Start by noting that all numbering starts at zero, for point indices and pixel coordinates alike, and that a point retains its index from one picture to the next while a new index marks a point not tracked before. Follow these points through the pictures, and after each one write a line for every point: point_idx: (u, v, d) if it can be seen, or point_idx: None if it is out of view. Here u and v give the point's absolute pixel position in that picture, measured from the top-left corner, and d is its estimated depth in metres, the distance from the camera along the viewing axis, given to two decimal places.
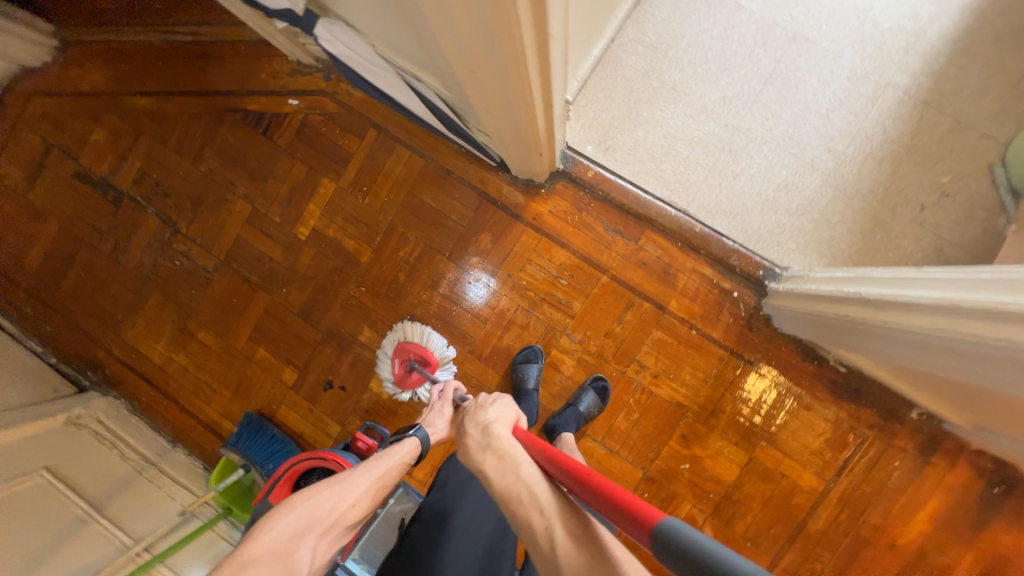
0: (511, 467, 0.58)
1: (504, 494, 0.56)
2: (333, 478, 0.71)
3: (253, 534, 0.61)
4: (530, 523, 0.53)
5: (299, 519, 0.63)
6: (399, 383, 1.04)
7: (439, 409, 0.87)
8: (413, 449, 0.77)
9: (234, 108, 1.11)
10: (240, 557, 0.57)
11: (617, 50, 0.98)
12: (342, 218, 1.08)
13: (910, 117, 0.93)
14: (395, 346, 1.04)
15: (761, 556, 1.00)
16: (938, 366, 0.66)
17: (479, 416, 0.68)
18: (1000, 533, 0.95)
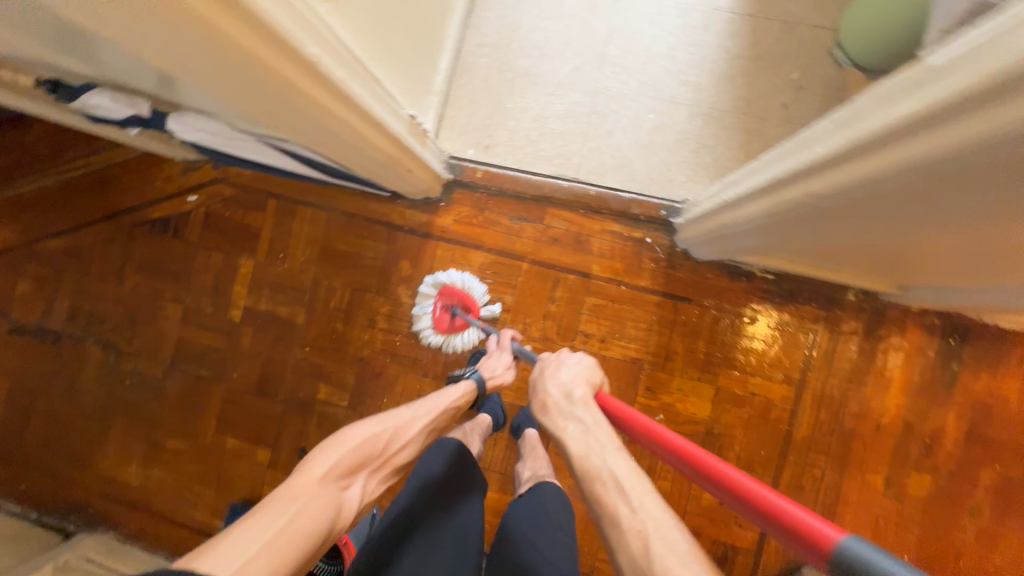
0: (597, 447, 0.57)
1: (584, 469, 0.56)
2: (385, 416, 0.75)
3: (305, 466, 0.62)
4: (616, 513, 0.50)
5: (356, 453, 0.66)
6: (439, 327, 1.02)
7: (497, 355, 0.94)
8: (470, 392, 0.85)
9: (141, 221, 1.16)
10: (297, 484, 0.58)
11: (467, 57, 1.05)
12: (270, 288, 1.12)
13: (743, 32, 1.00)
14: (438, 288, 1.03)
15: (763, 480, 1.00)
16: (844, 231, 0.65)
17: (556, 377, 0.70)
18: (972, 381, 0.96)
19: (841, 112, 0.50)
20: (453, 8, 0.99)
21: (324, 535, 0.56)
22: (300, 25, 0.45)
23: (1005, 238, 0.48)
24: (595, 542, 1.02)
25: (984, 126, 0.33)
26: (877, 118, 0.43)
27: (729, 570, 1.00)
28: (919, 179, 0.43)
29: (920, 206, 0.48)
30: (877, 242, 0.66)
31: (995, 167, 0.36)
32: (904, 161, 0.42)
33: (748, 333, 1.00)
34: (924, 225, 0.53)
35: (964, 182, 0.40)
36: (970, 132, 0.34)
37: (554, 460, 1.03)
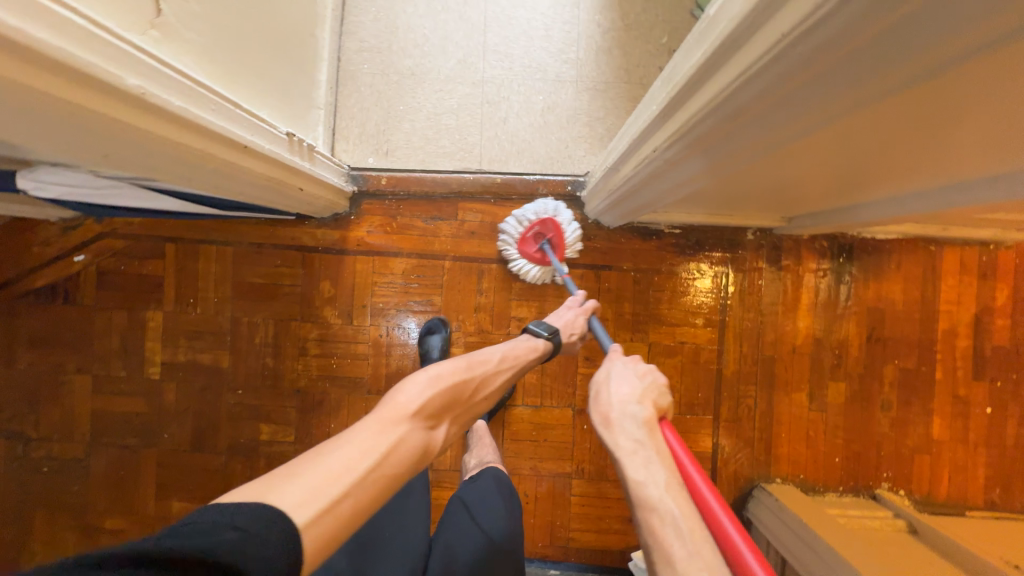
0: (658, 480, 0.49)
1: (642, 502, 0.48)
2: (471, 360, 0.69)
3: (396, 399, 0.56)
4: (671, 555, 0.44)
5: (443, 398, 0.60)
6: (521, 248, 0.97)
7: (575, 313, 0.86)
8: (547, 351, 0.79)
9: (23, 293, 1.05)
10: (388, 420, 0.53)
11: (348, 65, 1.03)
12: (186, 337, 1.05)
13: (610, 4, 1.04)
14: (541, 215, 0.96)
15: (704, 419, 1.07)
16: (724, 178, 0.61)
17: (621, 392, 0.58)
18: (864, 292, 1.06)
19: (675, 58, 0.45)
20: (322, 16, 0.96)
21: (408, 476, 0.52)
22: (110, 60, 0.43)
23: (880, 140, 0.44)
24: (565, 513, 1.06)
25: (786, 27, 0.28)
26: (704, 50, 0.38)
27: None
28: (756, 116, 0.38)
29: (779, 143, 0.43)
30: (765, 176, 0.63)
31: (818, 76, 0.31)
32: (729, 96, 0.36)
33: (693, 290, 1.07)
34: (796, 153, 0.49)
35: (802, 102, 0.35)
36: (778, 35, 0.29)
37: (511, 446, 1.05)
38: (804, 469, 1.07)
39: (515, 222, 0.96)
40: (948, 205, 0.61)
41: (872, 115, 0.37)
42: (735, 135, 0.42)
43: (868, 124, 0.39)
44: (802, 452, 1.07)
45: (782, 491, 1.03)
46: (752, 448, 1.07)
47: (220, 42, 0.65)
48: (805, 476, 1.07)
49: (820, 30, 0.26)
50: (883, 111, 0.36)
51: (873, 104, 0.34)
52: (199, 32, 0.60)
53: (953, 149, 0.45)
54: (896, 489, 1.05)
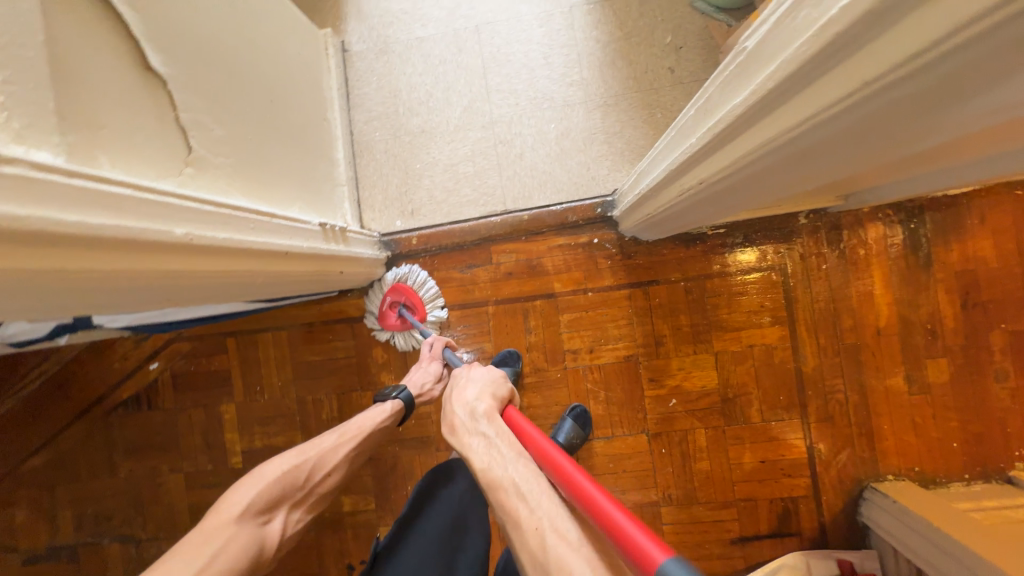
0: (500, 458, 0.52)
1: (487, 481, 0.50)
2: (306, 445, 0.74)
3: (219, 508, 0.62)
4: (516, 515, 0.45)
5: (271, 492, 0.65)
6: (382, 321, 1.02)
7: (425, 367, 0.90)
8: (396, 411, 0.82)
9: (113, 407, 1.14)
10: (205, 531, 0.59)
11: (361, 136, 1.06)
12: (259, 424, 1.10)
13: (605, 17, 1.01)
14: (391, 285, 1.02)
15: (792, 424, 0.99)
16: (773, 189, 0.58)
17: (463, 398, 0.62)
18: (947, 255, 0.95)
19: (711, 90, 0.43)
20: (329, 97, 0.99)
21: (242, 574, 0.58)
22: (155, 220, 0.45)
23: (936, 141, 0.41)
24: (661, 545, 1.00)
25: (870, 75, 0.25)
26: (749, 93, 0.36)
27: (796, 523, 0.99)
28: (823, 141, 0.35)
29: (840, 154, 0.40)
30: (809, 181, 0.59)
31: (911, 104, 0.27)
32: (794, 133, 0.34)
33: (745, 285, 1.00)
34: (849, 162, 0.46)
35: (879, 125, 0.32)
36: (854, 84, 0.27)
37: None
38: (919, 461, 0.96)
39: (374, 297, 1.04)
40: None
41: (956, 124, 0.33)
42: (793, 157, 0.40)
43: (936, 132, 0.36)
44: (911, 442, 0.96)
45: (898, 490, 0.93)
46: (852, 446, 0.98)
47: (245, 157, 0.67)
48: (921, 468, 0.96)
49: (924, 73, 0.23)
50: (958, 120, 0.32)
51: (963, 116, 0.30)
52: (227, 155, 0.63)
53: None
54: None
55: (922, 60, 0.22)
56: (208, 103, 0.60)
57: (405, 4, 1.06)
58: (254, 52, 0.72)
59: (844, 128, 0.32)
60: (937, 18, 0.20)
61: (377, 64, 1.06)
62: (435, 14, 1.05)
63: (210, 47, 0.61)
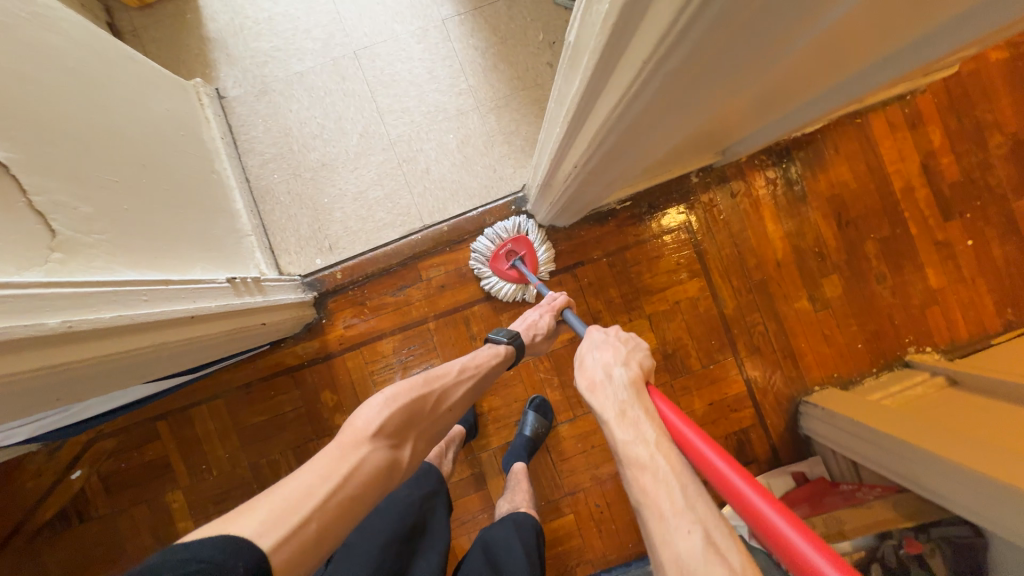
0: (647, 436, 0.46)
1: (630, 457, 0.46)
2: (430, 375, 0.70)
3: (350, 424, 0.59)
4: (664, 509, 0.40)
5: (402, 416, 0.62)
6: (495, 263, 0.99)
7: (542, 309, 0.88)
8: (510, 356, 0.80)
9: (36, 531, 1.01)
10: (344, 448, 0.55)
11: (259, 181, 1.02)
12: (214, 502, 1.02)
13: (478, 25, 1.05)
14: (516, 234, 0.99)
15: (727, 362, 1.08)
16: (651, 153, 0.63)
17: (605, 358, 0.59)
18: (817, 186, 1.09)
19: (558, 81, 0.47)
20: (215, 149, 0.95)
21: (377, 493, 0.55)
22: (21, 315, 0.41)
23: (752, 89, 0.48)
24: None
25: (650, 51, 0.30)
26: (582, 79, 0.40)
27: (752, 450, 1.08)
28: (656, 108, 0.40)
29: (682, 112, 0.46)
30: (679, 142, 0.66)
31: (702, 60, 0.33)
32: (625, 105, 0.38)
33: (658, 247, 1.08)
34: (694, 119, 0.52)
35: (695, 78, 0.36)
36: (644, 58, 0.31)
37: (564, 467, 1.05)
38: (836, 368, 1.09)
39: (489, 238, 0.99)
40: (868, 82, 0.63)
41: (759, 64, 0.39)
42: (641, 124, 0.44)
43: (741, 80, 0.42)
44: (827, 352, 1.09)
45: (823, 397, 1.04)
46: (781, 368, 1.09)
47: (123, 228, 0.63)
48: (839, 373, 1.09)
49: (688, 34, 0.27)
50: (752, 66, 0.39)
51: (758, 50, 0.35)
52: (101, 231, 0.59)
53: (821, 64, 0.48)
54: (922, 348, 1.08)
55: (680, 27, 0.27)
56: (63, 179, 0.56)
57: (275, 41, 1.03)
58: (109, 115, 0.67)
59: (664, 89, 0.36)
60: None
61: (259, 105, 1.03)
62: (310, 46, 1.04)
63: (55, 121, 0.57)
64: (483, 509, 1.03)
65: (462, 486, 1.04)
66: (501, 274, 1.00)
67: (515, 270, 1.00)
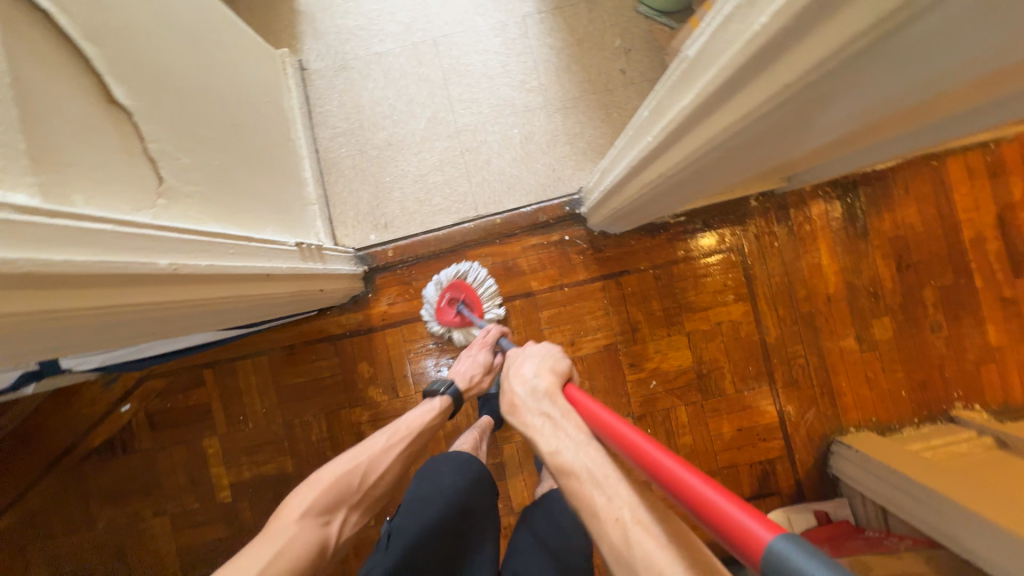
0: (565, 439, 0.50)
1: (556, 461, 0.48)
2: (358, 449, 0.74)
3: (281, 511, 0.63)
4: (593, 504, 0.43)
5: (328, 494, 0.66)
6: (440, 318, 1.02)
7: (473, 355, 0.92)
8: (446, 408, 0.84)
9: (84, 455, 1.07)
10: (269, 533, 0.59)
11: (327, 153, 1.06)
12: (247, 453, 1.07)
13: (558, 24, 1.06)
14: (452, 282, 1.02)
15: (761, 391, 1.07)
16: (731, 175, 0.63)
17: (521, 372, 0.63)
18: (880, 224, 1.06)
19: (662, 93, 0.48)
20: (293, 118, 0.99)
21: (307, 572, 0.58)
22: (138, 253, 0.45)
23: (856, 126, 0.48)
24: None
25: (788, 80, 0.31)
26: (693, 96, 0.41)
27: (775, 483, 1.06)
28: (764, 131, 0.41)
29: (780, 138, 0.46)
30: (758, 168, 0.66)
31: (834, 91, 0.33)
32: (738, 124, 0.39)
33: (703, 265, 1.07)
34: (787, 147, 0.52)
35: (818, 105, 0.36)
36: (778, 85, 0.32)
37: None
38: (875, 413, 1.06)
39: (431, 292, 1.03)
40: (967, 128, 0.61)
41: (878, 106, 0.39)
42: (740, 146, 0.45)
43: (852, 117, 0.43)
44: (867, 395, 1.06)
45: (859, 440, 1.02)
46: (816, 405, 1.06)
47: (216, 183, 0.67)
48: (878, 418, 1.06)
49: (839, 66, 0.28)
50: (874, 105, 0.39)
51: (893, 93, 0.35)
52: (195, 183, 0.62)
53: (932, 108, 0.47)
54: (971, 406, 1.04)
55: (833, 59, 0.28)
56: (174, 132, 0.60)
57: (360, 20, 1.07)
58: (211, 77, 0.71)
59: (784, 113, 0.37)
60: (839, 29, 0.26)
61: (337, 81, 1.07)
62: (392, 29, 1.07)
63: (172, 77, 0.61)
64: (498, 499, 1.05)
65: None
66: (449, 326, 1.02)
67: (460, 314, 1.03)
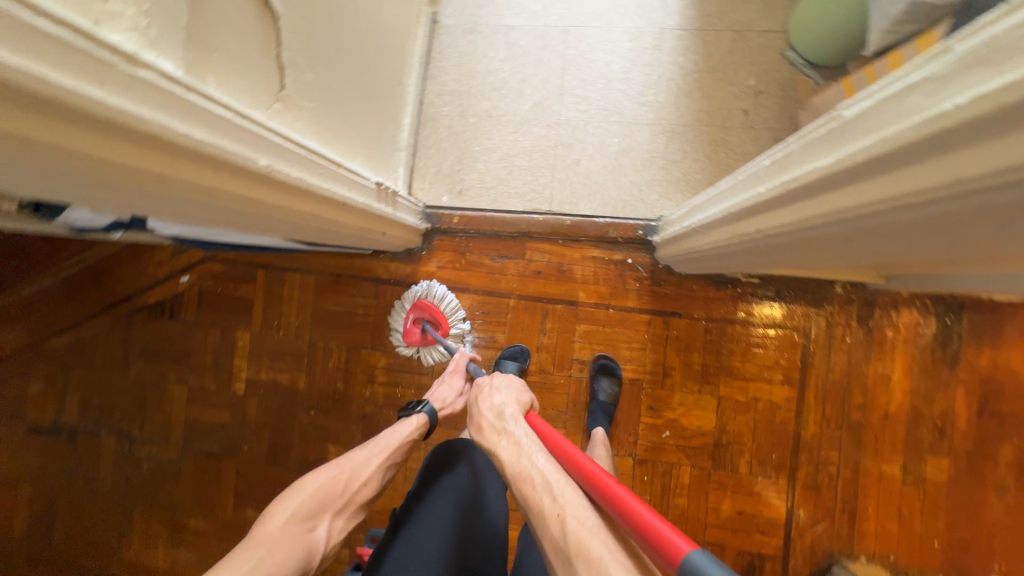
0: (524, 453, 0.61)
1: (515, 473, 0.59)
2: (343, 458, 0.78)
3: (266, 518, 0.67)
4: (542, 507, 0.54)
5: (312, 501, 0.70)
6: (406, 339, 1.05)
7: (449, 382, 0.96)
8: (424, 425, 0.85)
9: (137, 308, 1.18)
10: (254, 541, 0.64)
11: (429, 107, 1.08)
12: (270, 357, 1.14)
13: (695, 46, 1.02)
14: (413, 305, 1.06)
15: (777, 483, 0.99)
16: (831, 255, 0.58)
17: (489, 395, 0.72)
18: (975, 358, 0.94)
19: (794, 147, 0.45)
20: (411, 64, 1.02)
21: None
22: (244, 147, 0.48)
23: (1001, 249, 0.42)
24: None
25: (963, 174, 0.28)
26: (833, 160, 0.38)
27: None
28: (899, 222, 0.37)
29: (910, 237, 0.42)
30: (865, 257, 0.60)
31: (1006, 207, 0.29)
32: (878, 204, 0.35)
33: (759, 334, 1.00)
34: (911, 247, 0.48)
35: (973, 216, 0.32)
36: (948, 178, 0.29)
37: None
38: (896, 551, 0.96)
39: (396, 314, 1.07)
40: None
41: None
42: (862, 228, 0.41)
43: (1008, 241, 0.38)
44: (894, 531, 0.96)
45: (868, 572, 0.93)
46: (831, 519, 0.98)
47: (327, 104, 0.70)
48: (897, 559, 0.96)
49: None
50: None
51: None
52: (311, 99, 0.65)
53: None
54: None
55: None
56: (308, 47, 0.63)
57: None
58: (356, 7, 0.74)
59: (933, 210, 0.33)
60: None
61: (462, 41, 1.08)
62: (530, 6, 1.07)
63: None
64: None
65: None
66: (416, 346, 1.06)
67: (426, 332, 1.06)
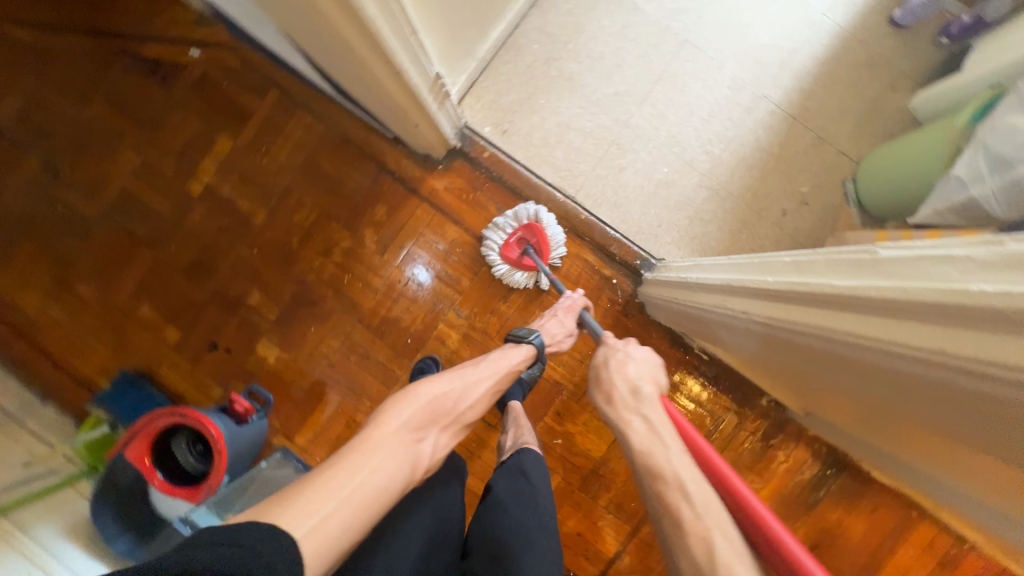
0: (660, 444, 0.50)
1: (645, 464, 0.49)
2: (451, 374, 0.72)
3: (378, 419, 0.62)
4: (680, 516, 0.43)
5: (424, 411, 0.64)
6: (505, 253, 1.00)
7: (560, 319, 0.87)
8: (530, 357, 0.80)
9: (128, 52, 1.07)
10: (367, 439, 0.58)
11: (520, 36, 1.03)
12: (240, 177, 1.07)
13: (779, 128, 1.03)
14: (520, 224, 1.00)
15: (622, 527, 1.06)
16: (785, 364, 0.63)
17: (624, 369, 0.64)
18: (829, 511, 1.05)
19: (818, 257, 0.47)
20: None
21: (400, 489, 0.57)
22: None
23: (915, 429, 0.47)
24: None
25: (950, 347, 0.31)
26: (847, 282, 0.40)
27: None
28: (870, 362, 0.41)
29: (863, 382, 0.46)
30: (803, 380, 0.65)
31: (956, 391, 0.34)
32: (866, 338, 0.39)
33: (681, 401, 1.06)
34: (851, 393, 0.52)
35: (929, 388, 0.37)
36: (938, 344, 0.32)
37: None
38: None
39: (501, 227, 1.00)
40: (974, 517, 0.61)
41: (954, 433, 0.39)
42: (840, 354, 0.44)
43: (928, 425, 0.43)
44: None
45: None
46: None
47: None
48: None
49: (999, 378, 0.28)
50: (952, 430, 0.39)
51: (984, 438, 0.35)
52: None
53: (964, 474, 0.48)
54: None
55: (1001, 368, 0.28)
56: None
57: None
58: None
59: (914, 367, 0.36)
60: None
61: None
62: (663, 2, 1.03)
63: None
64: (371, 398, 1.05)
65: (376, 367, 1.06)
66: (510, 263, 1.01)
67: (525, 256, 1.01)
